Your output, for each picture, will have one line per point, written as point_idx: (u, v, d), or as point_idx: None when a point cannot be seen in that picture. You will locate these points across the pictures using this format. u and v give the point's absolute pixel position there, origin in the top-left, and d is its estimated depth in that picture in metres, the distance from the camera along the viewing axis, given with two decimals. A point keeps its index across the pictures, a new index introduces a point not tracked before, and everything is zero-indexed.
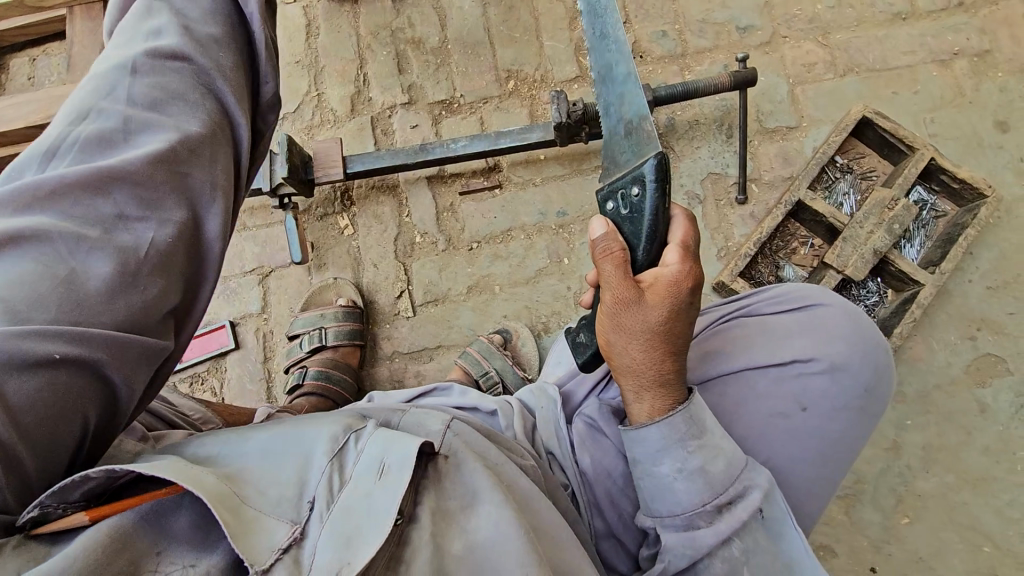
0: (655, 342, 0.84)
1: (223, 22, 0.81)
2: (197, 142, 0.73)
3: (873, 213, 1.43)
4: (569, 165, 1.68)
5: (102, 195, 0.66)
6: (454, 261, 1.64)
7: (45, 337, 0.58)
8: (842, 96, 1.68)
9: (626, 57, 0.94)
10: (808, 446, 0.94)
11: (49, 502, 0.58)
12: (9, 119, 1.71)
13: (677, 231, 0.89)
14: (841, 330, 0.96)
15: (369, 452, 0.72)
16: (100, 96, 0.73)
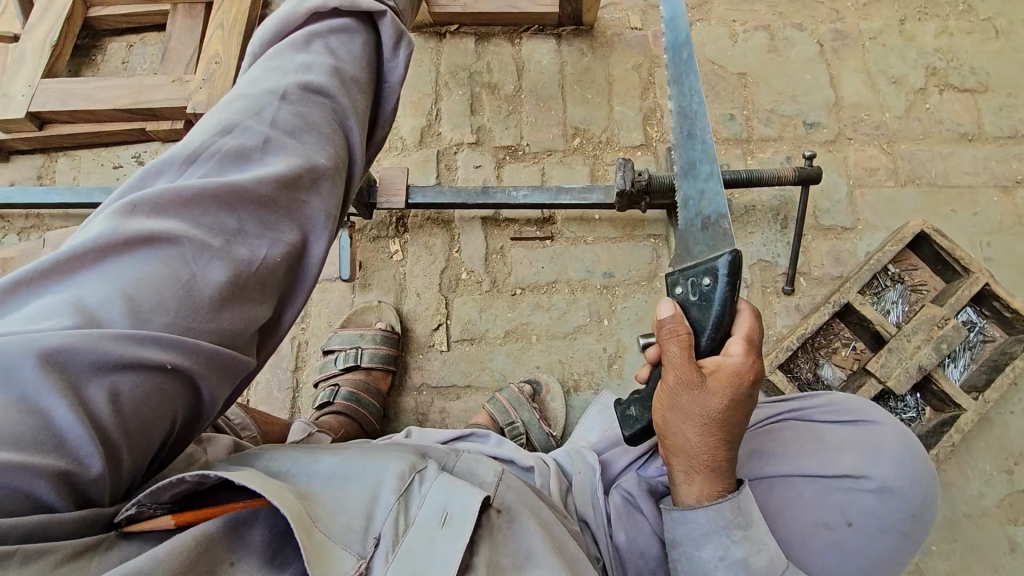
0: (711, 431, 0.86)
1: (363, 67, 0.88)
2: (325, 173, 0.77)
3: (922, 329, 1.42)
4: (621, 229, 1.71)
5: (230, 210, 0.69)
6: (496, 303, 1.66)
7: (161, 344, 0.61)
8: (901, 206, 1.70)
9: (711, 159, 1.04)
10: (848, 562, 0.92)
11: (145, 501, 0.62)
12: (98, 98, 1.79)
13: (741, 325, 0.92)
14: (894, 451, 0.93)
15: (432, 499, 0.76)
16: (244, 112, 0.75)
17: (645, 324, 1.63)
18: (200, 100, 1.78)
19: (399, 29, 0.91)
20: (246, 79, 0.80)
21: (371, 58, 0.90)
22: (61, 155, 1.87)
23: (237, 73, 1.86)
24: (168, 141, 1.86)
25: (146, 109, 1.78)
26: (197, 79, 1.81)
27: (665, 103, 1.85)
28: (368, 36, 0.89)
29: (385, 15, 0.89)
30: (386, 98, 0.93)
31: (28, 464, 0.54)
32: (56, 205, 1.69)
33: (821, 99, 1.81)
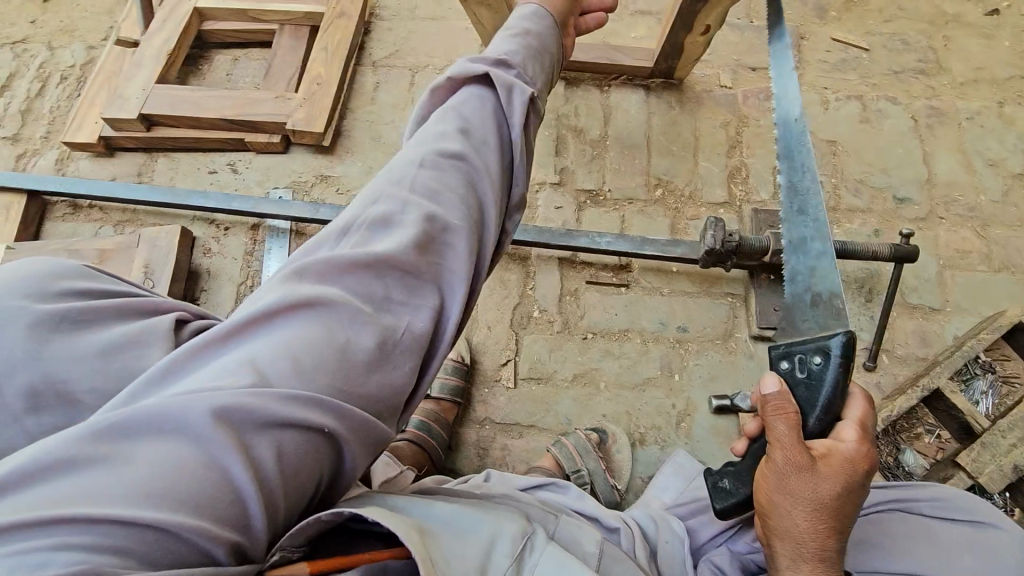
0: (820, 517, 0.86)
1: (492, 130, 0.89)
2: (458, 236, 0.79)
3: (1019, 426, 1.35)
4: (699, 284, 1.69)
5: (377, 278, 0.73)
6: (566, 345, 1.65)
7: (320, 402, 0.64)
8: (993, 292, 1.64)
9: (823, 236, 1.05)
10: None
11: (283, 545, 0.64)
12: (206, 107, 1.89)
13: (854, 409, 0.92)
14: (1017, 560, 0.92)
15: (545, 568, 0.76)
16: (389, 184, 0.81)
17: (716, 384, 1.60)
18: (299, 118, 1.86)
19: (521, 86, 0.92)
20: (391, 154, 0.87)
21: (497, 118, 0.90)
22: (162, 156, 1.96)
23: (335, 95, 1.94)
24: (263, 152, 1.93)
25: (248, 121, 1.87)
26: (299, 98, 1.89)
27: (751, 162, 1.84)
28: (497, 99, 0.91)
29: (509, 80, 0.92)
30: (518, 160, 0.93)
31: (209, 524, 0.56)
32: (155, 203, 1.77)
33: (913, 174, 1.79)
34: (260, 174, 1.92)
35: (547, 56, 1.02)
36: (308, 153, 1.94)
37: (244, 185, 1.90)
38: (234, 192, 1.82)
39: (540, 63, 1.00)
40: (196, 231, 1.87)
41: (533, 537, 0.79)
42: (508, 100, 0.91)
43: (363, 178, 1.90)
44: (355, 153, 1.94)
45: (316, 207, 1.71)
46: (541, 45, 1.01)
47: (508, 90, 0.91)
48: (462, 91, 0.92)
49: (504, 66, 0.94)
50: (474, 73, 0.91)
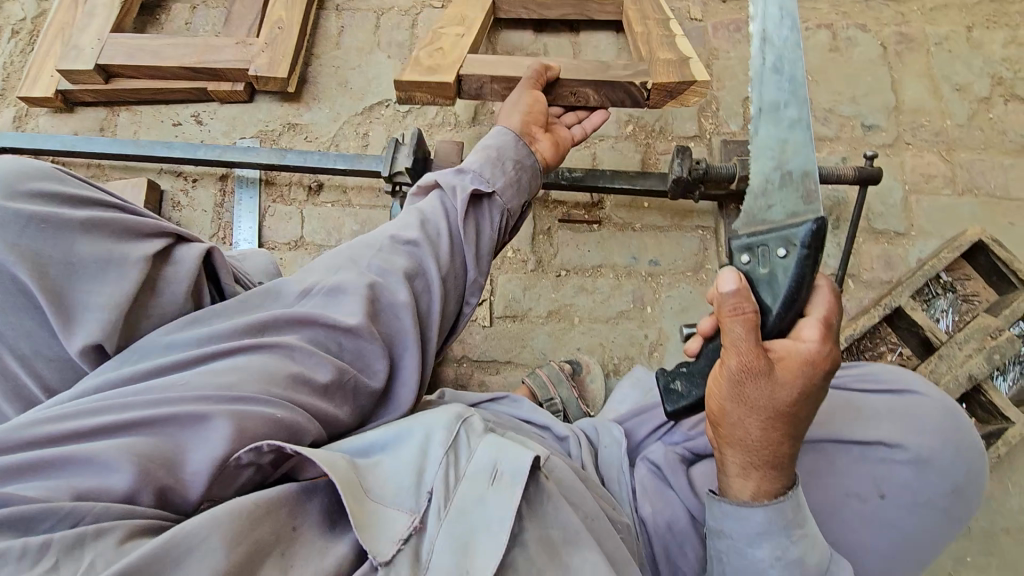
0: (775, 423, 0.85)
1: (449, 223, 1.02)
2: (405, 309, 0.92)
3: (974, 337, 1.40)
4: (670, 218, 1.71)
5: (327, 335, 0.87)
6: (540, 283, 1.67)
7: (272, 400, 0.77)
8: (956, 215, 1.67)
9: (797, 103, 0.99)
10: (879, 531, 0.97)
11: (209, 495, 0.73)
12: (165, 56, 1.83)
13: (821, 310, 0.89)
14: (931, 422, 0.98)
15: (482, 455, 0.79)
16: (354, 253, 0.96)
17: (687, 314, 1.63)
18: (262, 64, 1.81)
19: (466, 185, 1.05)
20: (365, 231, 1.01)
21: (454, 216, 1.03)
22: (124, 110, 1.91)
23: (299, 40, 1.89)
24: (228, 102, 1.89)
25: (210, 69, 1.82)
26: (260, 43, 1.84)
27: (722, 96, 1.84)
28: (453, 203, 1.04)
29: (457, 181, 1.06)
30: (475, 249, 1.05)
31: (132, 474, 0.68)
32: (118, 156, 1.73)
33: (881, 102, 1.79)
34: (226, 124, 1.88)
35: (519, 164, 1.11)
36: (274, 101, 1.91)
37: (210, 136, 1.87)
38: (200, 143, 1.79)
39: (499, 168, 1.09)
40: (164, 184, 1.84)
41: (469, 424, 0.83)
42: (458, 201, 1.04)
43: (331, 125, 1.87)
44: (322, 99, 1.90)
45: (283, 153, 1.68)
46: (503, 147, 1.12)
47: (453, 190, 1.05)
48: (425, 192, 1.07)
49: (461, 171, 1.07)
50: (439, 178, 1.07)
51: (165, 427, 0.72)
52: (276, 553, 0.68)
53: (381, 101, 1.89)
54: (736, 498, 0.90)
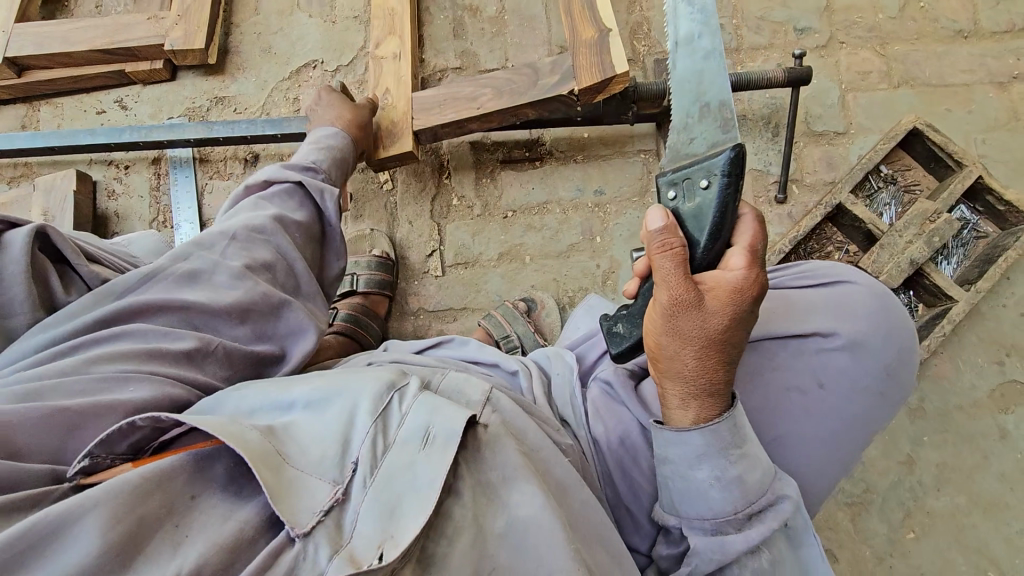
0: (708, 351, 0.82)
1: (306, 217, 1.18)
2: (270, 290, 1.00)
3: (914, 224, 1.42)
4: (611, 146, 1.69)
5: (185, 313, 0.93)
6: (488, 227, 1.66)
7: (138, 380, 0.82)
8: (894, 107, 1.67)
9: (710, 33, 0.90)
10: (819, 423, 0.91)
11: (97, 452, 0.71)
12: (74, 41, 1.75)
13: (747, 236, 0.84)
14: (865, 309, 0.91)
15: (412, 420, 0.81)
16: (206, 248, 1.01)
17: (637, 240, 1.63)
18: (177, 36, 1.74)
19: (329, 189, 1.21)
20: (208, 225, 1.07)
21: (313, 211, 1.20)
22: (45, 104, 1.85)
23: (213, 7, 1.81)
24: (150, 83, 1.84)
25: (124, 50, 1.75)
26: (172, 15, 1.76)
27: (653, 15, 1.79)
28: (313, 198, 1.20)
29: (320, 184, 1.21)
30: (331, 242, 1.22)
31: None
32: (43, 150, 1.68)
33: (812, 2, 1.76)
34: (152, 106, 1.83)
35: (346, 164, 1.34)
36: (198, 76, 1.85)
37: (137, 120, 1.82)
38: (126, 127, 1.74)
39: (336, 165, 1.33)
40: (98, 175, 1.80)
41: (401, 392, 0.85)
42: (324, 202, 1.20)
43: (259, 94, 1.82)
44: (247, 69, 1.85)
45: (209, 125, 1.63)
46: (338, 146, 1.33)
47: (319, 193, 1.20)
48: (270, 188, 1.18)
49: (309, 172, 1.25)
50: (283, 175, 1.19)
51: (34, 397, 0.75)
52: (171, 524, 0.66)
53: (308, 63, 1.83)
54: (677, 427, 0.86)
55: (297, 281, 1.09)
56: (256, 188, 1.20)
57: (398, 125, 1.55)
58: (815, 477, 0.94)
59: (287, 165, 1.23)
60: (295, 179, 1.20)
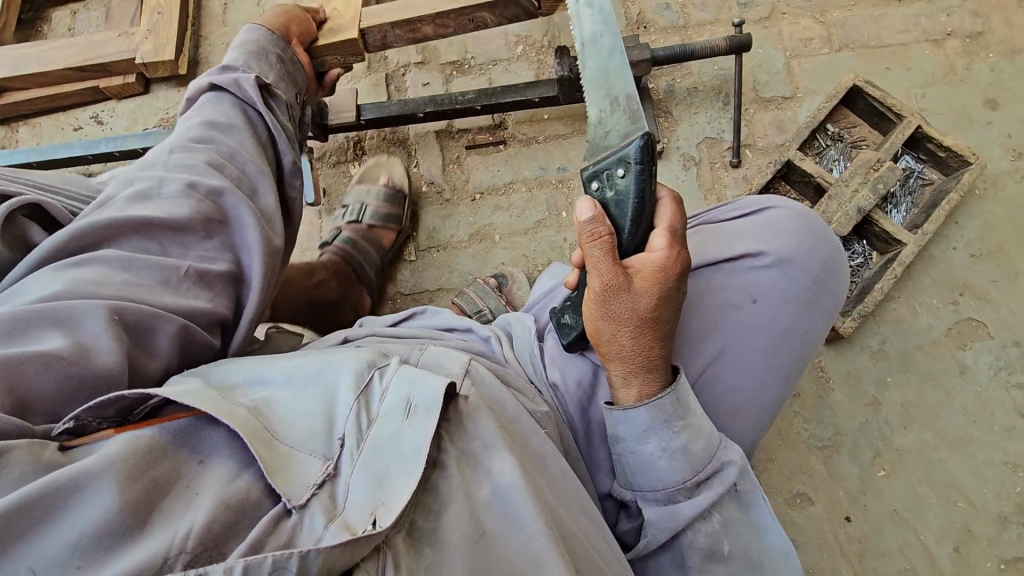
0: (643, 330, 0.87)
1: (242, 118, 1.12)
2: (219, 192, 0.98)
3: (859, 173, 1.49)
4: (571, 125, 1.75)
5: (148, 238, 0.90)
6: (458, 210, 1.72)
7: (109, 315, 0.79)
8: (837, 70, 1.75)
9: (611, 31, 0.98)
10: (755, 339, 0.92)
11: (84, 416, 0.71)
12: (48, 61, 1.81)
13: (665, 216, 0.91)
14: (792, 229, 0.93)
15: (395, 393, 0.79)
16: (151, 170, 1.00)
17: None
18: (147, 50, 1.81)
19: (246, 78, 1.14)
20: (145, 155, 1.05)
21: (244, 109, 1.13)
22: (25, 125, 1.93)
23: (181, 21, 1.88)
24: (124, 97, 1.91)
25: (97, 66, 1.81)
26: (142, 31, 1.83)
27: None
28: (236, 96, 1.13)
29: (235, 77, 1.14)
30: (271, 139, 1.15)
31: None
32: (23, 167, 1.74)
33: None
34: (127, 119, 1.90)
35: (282, 59, 1.24)
36: (170, 88, 1.92)
37: (112, 134, 1.88)
38: (103, 139, 1.80)
39: (266, 62, 1.21)
40: None
41: (382, 369, 0.83)
42: (248, 91, 1.13)
43: None
44: None
45: None
46: (262, 41, 1.21)
47: (236, 86, 1.13)
48: (200, 102, 1.14)
49: (230, 72, 1.16)
50: (210, 87, 1.14)
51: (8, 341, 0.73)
52: (183, 486, 0.67)
53: None
54: (622, 404, 0.90)
55: (251, 181, 1.05)
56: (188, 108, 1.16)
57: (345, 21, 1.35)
58: (760, 394, 0.93)
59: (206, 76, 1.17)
60: (214, 85, 1.14)
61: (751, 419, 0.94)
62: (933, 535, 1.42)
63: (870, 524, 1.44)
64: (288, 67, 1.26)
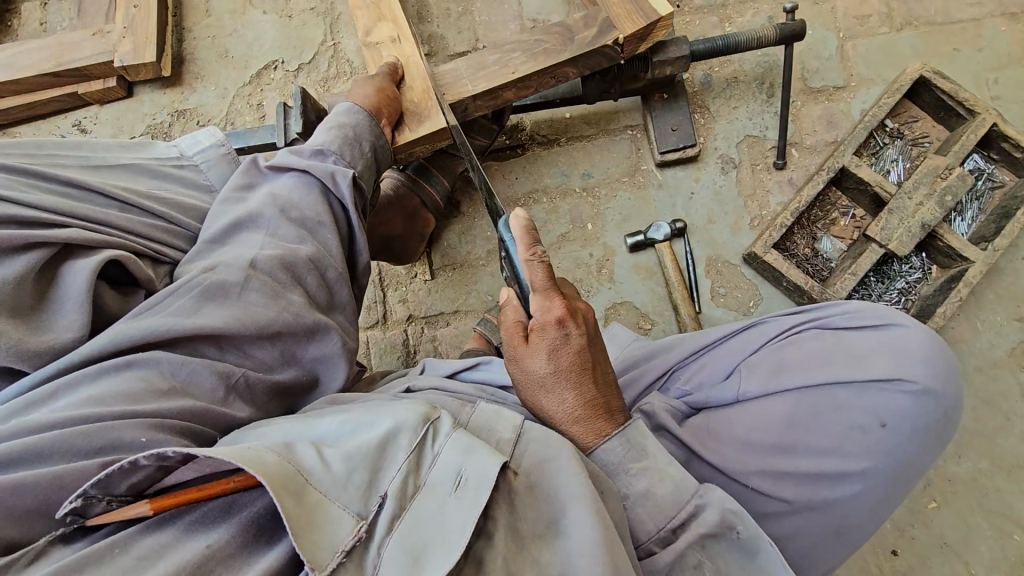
0: (551, 386, 0.84)
1: (329, 214, 0.94)
2: (305, 309, 0.84)
3: (924, 183, 1.33)
4: (596, 125, 1.59)
5: (211, 344, 0.77)
6: (475, 225, 1.59)
7: (163, 435, 0.66)
8: (897, 53, 1.55)
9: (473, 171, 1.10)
10: (883, 467, 0.83)
11: (93, 493, 0.59)
12: (18, 66, 1.64)
13: (537, 271, 0.86)
14: (928, 353, 0.86)
15: (447, 456, 0.67)
16: (233, 254, 0.83)
17: (630, 223, 1.54)
18: (126, 51, 1.64)
19: (343, 172, 0.97)
20: (222, 214, 0.88)
21: (330, 203, 0.96)
22: None
23: (161, 15, 1.69)
24: (106, 102, 1.73)
25: (73, 70, 1.64)
26: (118, 28, 1.65)
27: None
28: (323, 184, 0.96)
29: (330, 167, 0.96)
30: (357, 235, 0.99)
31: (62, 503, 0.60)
32: None
33: None
34: (111, 126, 1.72)
35: (374, 145, 1.07)
36: (155, 90, 1.75)
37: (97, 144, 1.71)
38: None
39: (358, 150, 1.03)
40: None
41: (436, 428, 0.69)
42: (341, 190, 0.96)
43: (220, 103, 1.72)
44: (205, 77, 1.74)
45: None
46: (357, 125, 1.05)
47: (331, 180, 0.96)
48: (282, 178, 0.95)
49: (320, 157, 0.99)
50: (297, 162, 0.96)
51: (45, 454, 0.62)
52: None
53: (268, 64, 1.73)
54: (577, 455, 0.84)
55: (330, 288, 0.91)
56: (255, 175, 0.95)
57: (421, 104, 1.20)
58: (868, 520, 0.86)
59: (293, 148, 0.98)
60: (305, 167, 0.95)
61: (844, 540, 0.87)
62: (986, 569, 1.34)
63: (918, 557, 1.36)
64: (380, 153, 1.09)
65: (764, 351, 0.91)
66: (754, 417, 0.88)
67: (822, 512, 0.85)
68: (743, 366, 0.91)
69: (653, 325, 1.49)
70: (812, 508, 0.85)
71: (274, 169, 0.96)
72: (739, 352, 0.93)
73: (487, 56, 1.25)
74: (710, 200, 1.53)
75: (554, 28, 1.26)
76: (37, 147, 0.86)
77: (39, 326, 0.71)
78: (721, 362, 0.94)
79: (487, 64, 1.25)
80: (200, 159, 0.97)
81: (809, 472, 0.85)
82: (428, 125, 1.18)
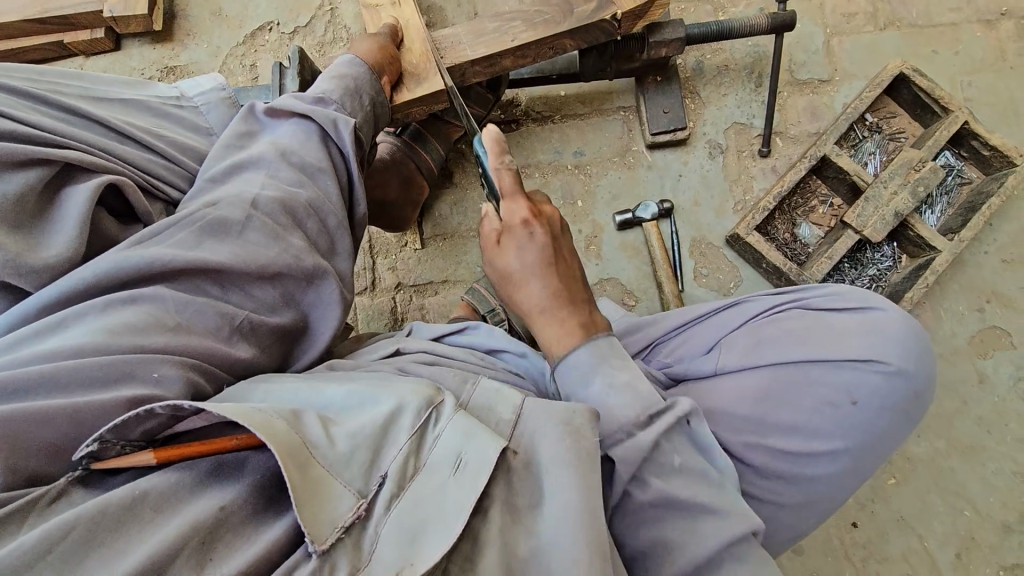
0: (542, 275, 0.93)
1: (328, 162, 0.95)
2: (304, 251, 0.84)
3: (899, 174, 1.40)
4: (590, 104, 1.62)
5: (214, 281, 0.77)
6: (467, 197, 1.61)
7: (173, 371, 0.68)
8: (879, 51, 1.61)
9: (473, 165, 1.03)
10: (851, 438, 0.87)
11: (108, 437, 0.61)
12: (3, 10, 1.60)
13: (504, 178, 0.93)
14: (899, 333, 0.90)
15: (448, 439, 0.68)
16: (232, 192, 0.83)
17: (619, 202, 1.58)
18: (116, 2, 1.60)
19: (344, 119, 0.98)
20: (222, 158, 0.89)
21: (328, 149, 0.96)
22: None
23: None
24: (93, 54, 1.69)
25: (59, 17, 1.60)
26: None
27: None
28: (322, 129, 0.96)
29: (332, 115, 0.97)
30: (356, 189, 1.00)
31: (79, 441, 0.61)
32: None
33: None
34: None
35: (374, 100, 1.08)
36: (144, 44, 1.71)
37: None
38: None
39: (359, 104, 1.04)
40: None
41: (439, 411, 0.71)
42: (341, 133, 0.97)
43: (212, 62, 1.70)
44: (197, 34, 1.71)
45: None
46: (357, 77, 1.06)
47: (332, 126, 0.97)
48: (283, 125, 0.96)
49: (321, 105, 0.99)
50: (300, 107, 0.96)
51: (65, 379, 0.63)
52: (196, 540, 0.57)
53: (263, 25, 1.71)
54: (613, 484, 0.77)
55: (331, 236, 0.91)
56: (253, 121, 0.95)
57: (421, 68, 1.22)
58: (836, 494, 0.91)
59: (292, 95, 0.98)
60: (304, 111, 0.96)
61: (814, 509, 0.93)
62: (938, 543, 1.43)
63: (877, 530, 1.44)
64: (381, 108, 1.10)
65: (742, 327, 0.97)
66: (732, 389, 0.92)
67: (794, 483, 0.90)
68: (722, 342, 0.97)
69: (637, 302, 1.53)
70: (786, 477, 0.90)
71: (272, 114, 0.96)
72: (722, 327, 0.99)
73: (488, 25, 1.27)
74: (696, 183, 1.57)
75: (556, 2, 1.28)
76: (38, 74, 0.85)
77: (33, 244, 0.71)
78: (704, 338, 1.00)
79: (486, 33, 1.27)
80: (199, 104, 0.97)
81: (781, 448, 0.89)
82: (425, 86, 1.20)
